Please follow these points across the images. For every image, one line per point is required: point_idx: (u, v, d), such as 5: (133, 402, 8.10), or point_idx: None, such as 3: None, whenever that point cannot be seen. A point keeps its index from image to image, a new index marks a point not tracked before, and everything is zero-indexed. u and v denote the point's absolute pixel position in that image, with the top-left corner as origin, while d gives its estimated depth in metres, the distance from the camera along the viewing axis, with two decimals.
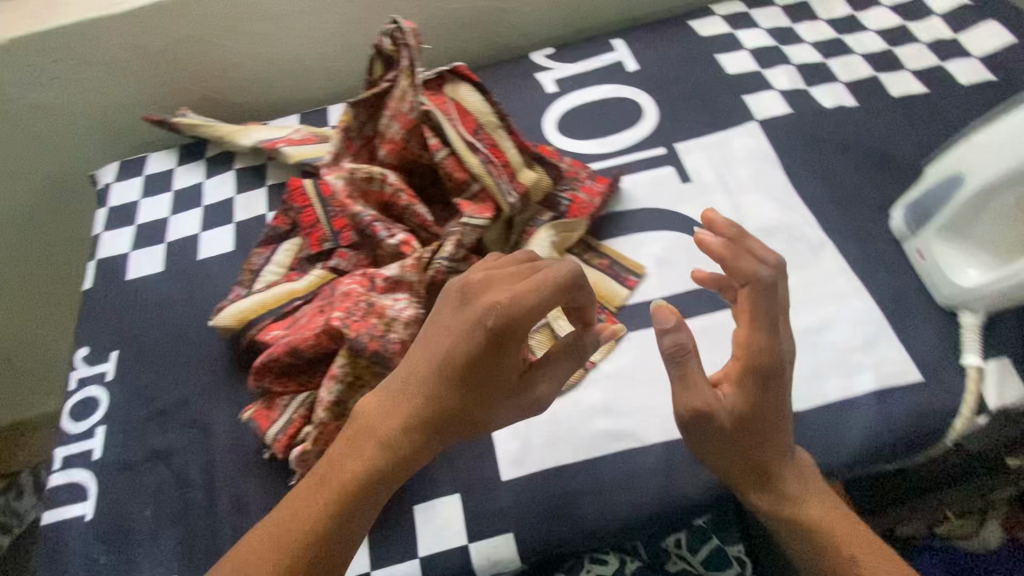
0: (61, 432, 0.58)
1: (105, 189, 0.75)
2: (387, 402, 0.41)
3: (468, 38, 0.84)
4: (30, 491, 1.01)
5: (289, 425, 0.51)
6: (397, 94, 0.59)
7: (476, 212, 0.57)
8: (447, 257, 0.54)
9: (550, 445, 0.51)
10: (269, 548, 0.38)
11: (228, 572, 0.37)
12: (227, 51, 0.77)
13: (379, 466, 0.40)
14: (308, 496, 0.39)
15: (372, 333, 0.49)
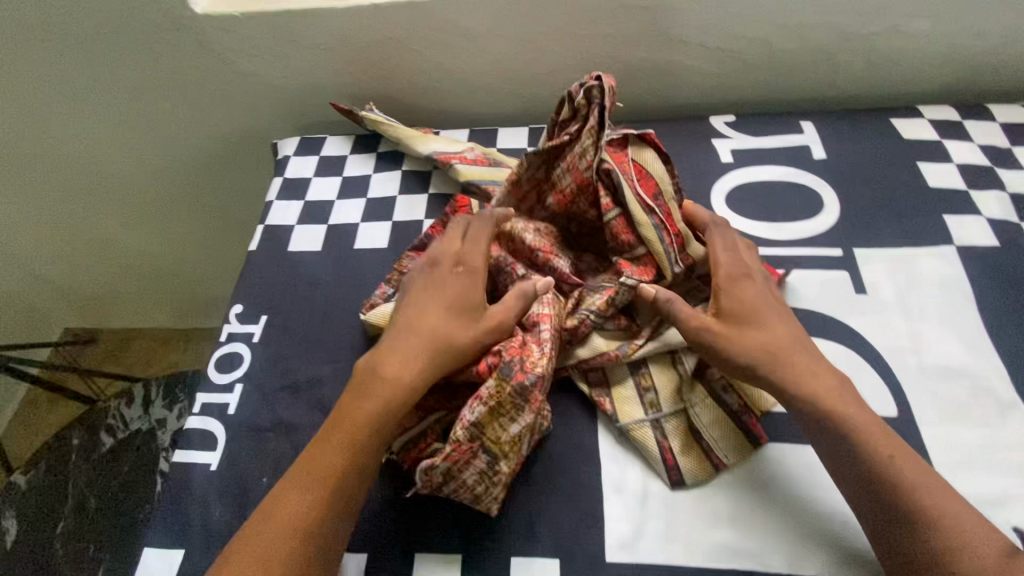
0: (206, 379, 0.62)
1: (283, 160, 0.81)
2: (378, 352, 0.54)
3: (646, 87, 0.83)
4: (138, 401, 1.11)
5: (419, 438, 0.53)
6: (580, 149, 0.58)
7: (636, 274, 0.56)
8: (597, 313, 0.55)
9: (664, 539, 0.49)
10: (299, 485, 0.47)
11: (271, 502, 0.47)
12: (421, 57, 0.81)
13: (384, 412, 0.50)
14: (325, 439, 0.50)
15: (521, 365, 0.51)
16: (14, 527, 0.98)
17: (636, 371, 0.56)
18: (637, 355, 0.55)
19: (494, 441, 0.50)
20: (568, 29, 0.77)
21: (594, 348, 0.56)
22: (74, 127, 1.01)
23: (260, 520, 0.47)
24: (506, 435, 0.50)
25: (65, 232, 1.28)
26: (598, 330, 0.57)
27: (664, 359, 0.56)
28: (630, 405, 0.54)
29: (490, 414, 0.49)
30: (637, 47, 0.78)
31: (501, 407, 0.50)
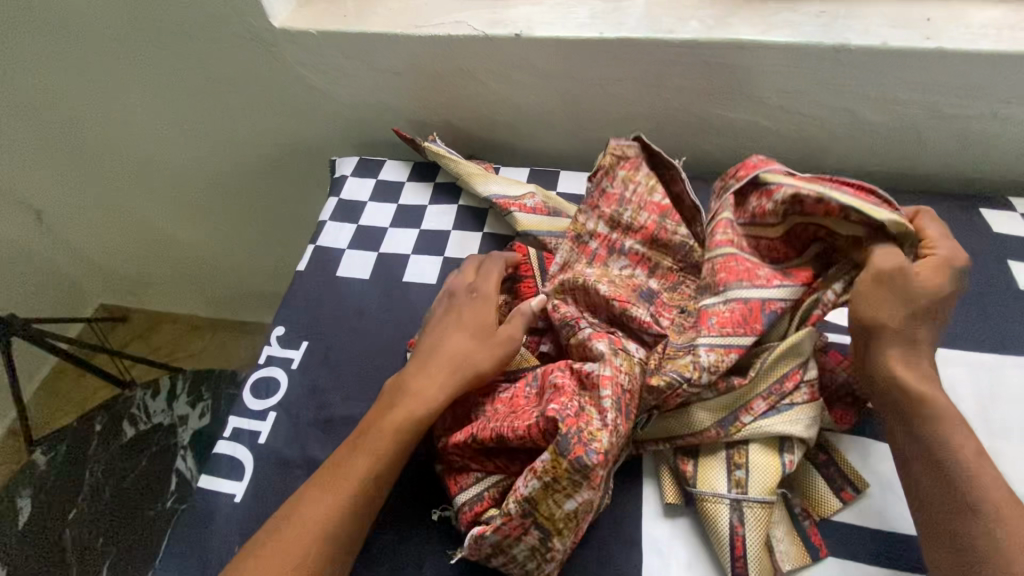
0: (241, 402, 0.61)
1: (340, 180, 0.80)
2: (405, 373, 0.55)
3: (716, 144, 0.80)
4: (164, 394, 1.11)
5: (477, 501, 0.51)
6: (627, 198, 0.61)
7: (727, 329, 0.49)
8: (683, 377, 0.49)
9: None
10: (324, 498, 0.48)
11: (297, 517, 0.47)
12: (489, 91, 0.79)
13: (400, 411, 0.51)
14: (355, 453, 0.50)
15: (580, 435, 0.46)
16: (29, 507, 0.98)
17: (730, 445, 0.51)
18: (741, 435, 0.49)
19: (549, 519, 0.47)
20: (645, 80, 0.74)
21: (692, 423, 0.51)
22: (138, 120, 1.03)
23: (285, 533, 0.46)
24: (560, 512, 0.46)
25: (114, 215, 1.30)
26: (697, 403, 0.51)
27: (764, 445, 0.50)
28: (713, 479, 0.50)
29: (544, 491, 0.46)
30: (713, 104, 0.75)
31: (558, 483, 0.46)
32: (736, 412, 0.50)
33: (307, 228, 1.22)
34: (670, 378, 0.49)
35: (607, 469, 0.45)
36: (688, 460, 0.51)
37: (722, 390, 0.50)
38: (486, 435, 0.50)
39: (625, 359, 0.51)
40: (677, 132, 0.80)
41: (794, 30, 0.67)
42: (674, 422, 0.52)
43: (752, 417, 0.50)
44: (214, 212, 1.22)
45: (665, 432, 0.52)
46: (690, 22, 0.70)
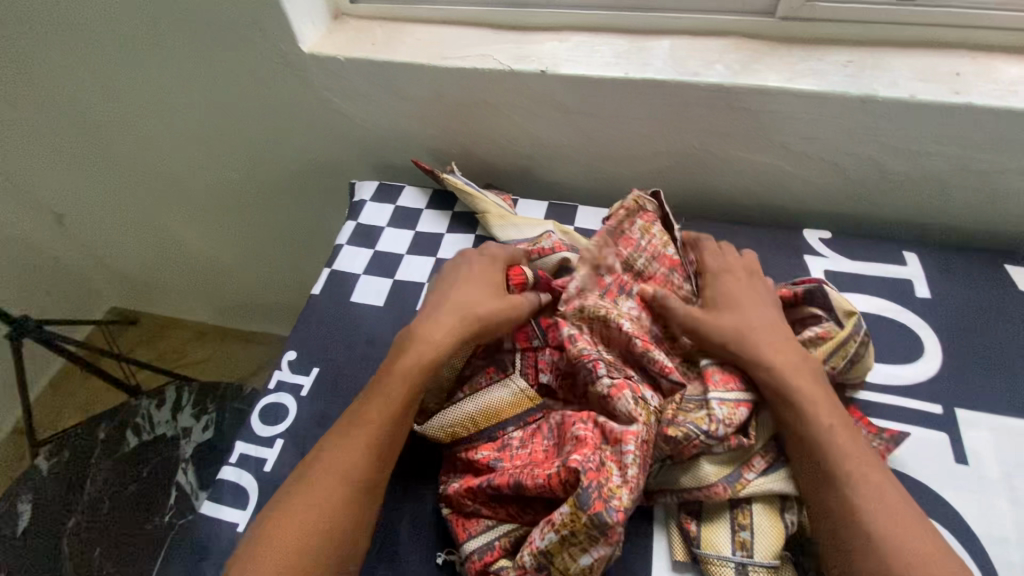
0: (248, 428, 0.61)
1: (359, 204, 0.80)
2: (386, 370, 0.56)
3: (736, 184, 0.80)
4: (169, 404, 1.09)
5: (487, 549, 0.50)
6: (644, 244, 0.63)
7: (723, 382, 0.52)
8: (703, 429, 0.49)
9: None
10: (310, 503, 0.48)
11: (279, 521, 0.48)
12: (511, 123, 0.80)
13: (383, 402, 0.53)
14: (344, 453, 0.51)
15: (602, 490, 0.45)
16: (27, 514, 0.97)
17: (734, 504, 0.50)
18: (745, 493, 0.49)
19: (566, 574, 0.46)
20: (668, 120, 0.74)
21: (698, 476, 0.50)
22: (164, 133, 1.05)
23: (274, 538, 0.47)
24: (575, 565, 0.46)
25: (132, 223, 1.32)
26: (706, 455, 0.50)
27: (767, 506, 0.50)
28: (715, 537, 0.49)
29: (560, 545, 0.46)
30: (735, 147, 0.75)
31: (576, 538, 0.45)
32: (739, 468, 0.50)
33: (322, 244, 1.22)
34: (688, 434, 0.49)
35: (627, 527, 0.45)
36: (691, 518, 0.50)
37: (732, 446, 0.49)
38: (503, 481, 0.51)
39: (647, 413, 0.50)
40: (697, 172, 0.80)
41: (820, 79, 0.67)
42: (683, 478, 0.50)
43: (754, 474, 0.50)
44: (231, 224, 1.23)
45: (671, 485, 0.51)
46: (715, 66, 0.70)
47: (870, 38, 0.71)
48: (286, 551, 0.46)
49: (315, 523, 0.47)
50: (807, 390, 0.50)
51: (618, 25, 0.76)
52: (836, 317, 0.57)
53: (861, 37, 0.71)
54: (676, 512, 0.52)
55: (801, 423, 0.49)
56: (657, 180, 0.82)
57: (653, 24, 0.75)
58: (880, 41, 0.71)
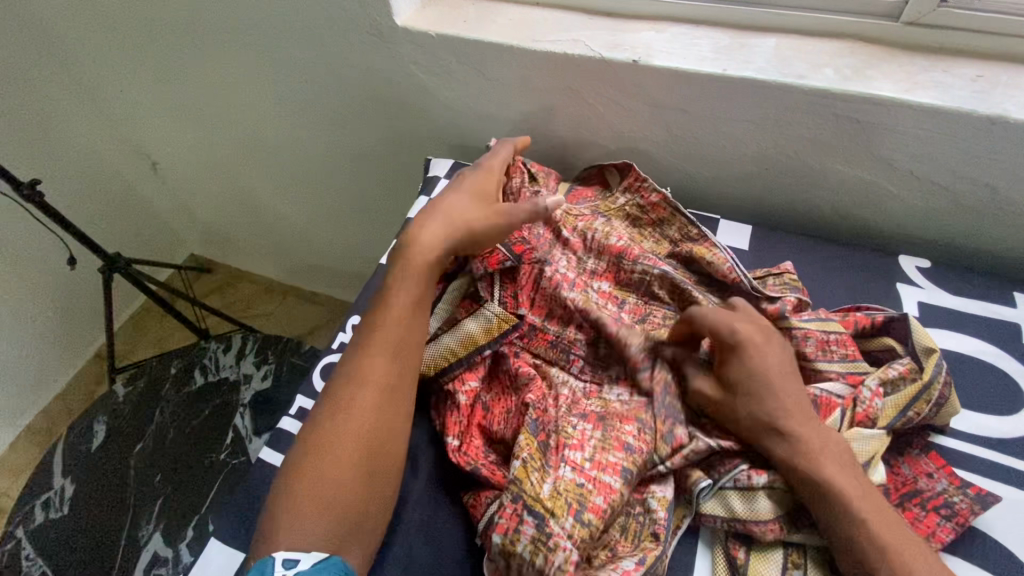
0: (311, 385, 0.65)
1: (432, 180, 0.82)
2: (403, 314, 0.57)
3: (826, 200, 0.75)
4: (233, 350, 1.15)
5: (489, 518, 0.51)
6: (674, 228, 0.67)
7: None
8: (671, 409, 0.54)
9: None
10: (336, 454, 0.50)
11: (310, 477, 0.49)
12: (594, 114, 0.78)
13: (386, 346, 0.55)
14: (369, 397, 0.52)
15: (572, 441, 0.52)
16: (102, 433, 1.06)
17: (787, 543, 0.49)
18: (801, 534, 0.48)
19: (537, 500, 0.48)
20: (761, 124, 0.70)
21: (763, 512, 0.48)
22: (255, 94, 1.10)
23: (304, 493, 0.48)
24: (543, 492, 0.49)
25: (218, 177, 1.40)
26: (768, 489, 0.49)
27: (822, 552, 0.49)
28: (760, 568, 0.48)
29: (526, 469, 0.50)
30: (832, 159, 0.70)
31: (536, 464, 0.51)
32: (801, 508, 0.49)
33: (389, 216, 1.25)
34: (610, 400, 0.56)
35: (609, 472, 0.50)
36: (739, 546, 0.49)
37: (788, 478, 0.49)
38: (500, 434, 0.56)
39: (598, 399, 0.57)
40: (787, 182, 0.75)
41: (942, 92, 0.62)
42: (740, 505, 0.49)
43: (815, 518, 0.49)
44: (308, 187, 1.28)
45: (726, 512, 0.49)
46: (824, 69, 0.66)
47: (1008, 52, 0.64)
48: (335, 478, 0.49)
49: (346, 476, 0.49)
50: (848, 486, 0.45)
51: (720, 19, 0.72)
52: (913, 350, 0.54)
53: (998, 51, 0.64)
54: (723, 537, 0.50)
55: (841, 519, 0.45)
56: (741, 186, 0.78)
57: (760, 19, 0.70)
58: (1021, 56, 0.64)
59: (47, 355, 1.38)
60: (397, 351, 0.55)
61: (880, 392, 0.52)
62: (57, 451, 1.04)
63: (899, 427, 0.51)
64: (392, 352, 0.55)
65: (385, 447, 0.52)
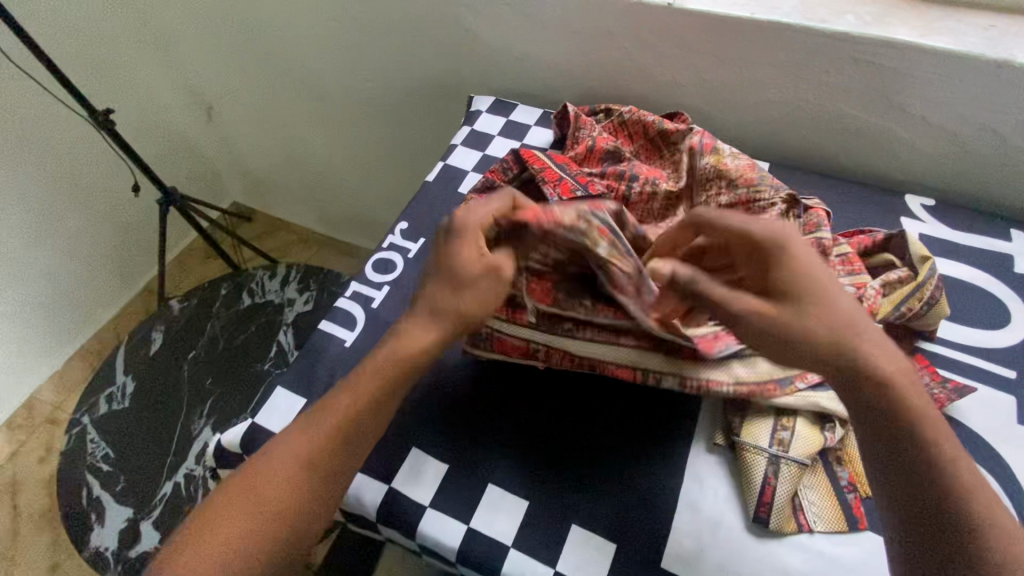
0: (363, 275, 0.72)
1: (475, 113, 0.89)
2: (361, 409, 0.50)
3: (842, 146, 0.80)
4: (278, 277, 1.24)
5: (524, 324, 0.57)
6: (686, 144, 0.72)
7: None
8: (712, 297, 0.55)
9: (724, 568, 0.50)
10: (253, 515, 0.47)
11: (223, 529, 0.47)
12: (628, 57, 0.84)
13: (338, 428, 0.50)
14: (303, 468, 0.49)
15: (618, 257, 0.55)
16: (159, 340, 1.16)
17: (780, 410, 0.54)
18: (794, 400, 0.53)
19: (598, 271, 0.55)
20: (785, 68, 0.76)
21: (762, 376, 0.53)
22: (311, 39, 1.18)
23: (212, 540, 0.47)
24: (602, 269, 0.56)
25: (268, 123, 1.49)
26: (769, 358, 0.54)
27: (812, 419, 0.54)
28: (755, 428, 0.54)
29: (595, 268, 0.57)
30: (849, 104, 0.76)
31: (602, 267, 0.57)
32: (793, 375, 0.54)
33: (427, 164, 1.33)
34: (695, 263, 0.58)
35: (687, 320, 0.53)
36: (736, 412, 0.55)
37: None
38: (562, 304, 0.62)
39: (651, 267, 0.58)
40: (806, 127, 0.81)
41: (954, 39, 0.67)
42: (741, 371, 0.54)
43: (805, 385, 0.54)
44: (352, 134, 1.37)
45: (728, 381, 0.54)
46: (845, 16, 0.71)
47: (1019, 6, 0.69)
48: (243, 538, 0.47)
49: (257, 537, 0.47)
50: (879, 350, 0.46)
51: None
52: (910, 262, 0.60)
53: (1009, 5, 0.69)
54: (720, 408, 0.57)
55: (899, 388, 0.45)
56: (763, 132, 0.84)
57: None
58: None
59: (105, 280, 1.49)
60: (345, 438, 0.50)
61: (880, 289, 0.58)
62: (119, 355, 1.15)
63: (888, 319, 0.57)
64: (337, 438, 0.50)
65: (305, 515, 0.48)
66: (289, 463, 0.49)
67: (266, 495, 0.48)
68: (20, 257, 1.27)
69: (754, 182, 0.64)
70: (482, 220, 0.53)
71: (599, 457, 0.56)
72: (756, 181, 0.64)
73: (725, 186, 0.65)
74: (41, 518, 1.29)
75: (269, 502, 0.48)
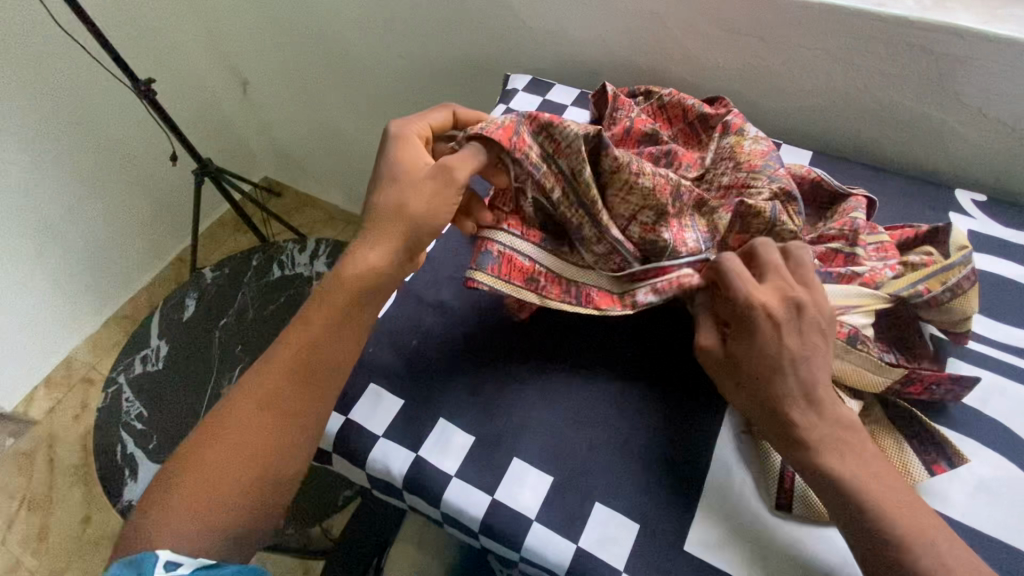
0: None
1: (512, 92, 0.88)
2: (311, 345, 0.53)
3: (890, 137, 0.78)
4: (308, 251, 1.26)
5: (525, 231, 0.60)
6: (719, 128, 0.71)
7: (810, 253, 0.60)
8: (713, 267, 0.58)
9: (745, 549, 0.50)
10: (219, 461, 0.49)
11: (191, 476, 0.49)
12: (671, 39, 0.82)
13: (287, 368, 0.52)
14: (260, 409, 0.51)
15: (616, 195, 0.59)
16: (192, 306, 1.20)
17: None
18: None
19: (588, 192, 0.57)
20: (835, 54, 0.73)
21: None
22: (349, 14, 1.18)
23: (184, 493, 0.48)
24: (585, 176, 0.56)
25: (301, 99, 1.50)
26: None
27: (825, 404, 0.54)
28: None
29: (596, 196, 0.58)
30: (902, 92, 0.73)
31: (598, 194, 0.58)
32: None
33: None
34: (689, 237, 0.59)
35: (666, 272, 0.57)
36: None
37: None
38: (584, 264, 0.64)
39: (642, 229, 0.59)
40: (853, 116, 0.78)
41: (1021, 26, 0.64)
42: None
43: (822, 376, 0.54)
44: (384, 112, 1.37)
45: None
46: (905, 1, 0.68)
47: None
48: (214, 483, 0.49)
49: (227, 477, 0.49)
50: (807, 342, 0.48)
51: None
52: (949, 253, 0.59)
53: None
54: None
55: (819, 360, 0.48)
56: (807, 120, 0.82)
57: None
58: None
59: (141, 248, 1.53)
60: (299, 374, 0.52)
61: (897, 271, 0.59)
62: (154, 319, 1.18)
63: (907, 297, 0.56)
64: (293, 375, 0.52)
65: (270, 455, 0.50)
66: (257, 400, 0.51)
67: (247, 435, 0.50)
68: (61, 221, 1.31)
69: (756, 167, 0.64)
70: (420, 128, 0.60)
71: (625, 437, 0.56)
72: (757, 166, 0.64)
73: (730, 169, 0.66)
74: (75, 472, 1.35)
75: (245, 442, 0.50)
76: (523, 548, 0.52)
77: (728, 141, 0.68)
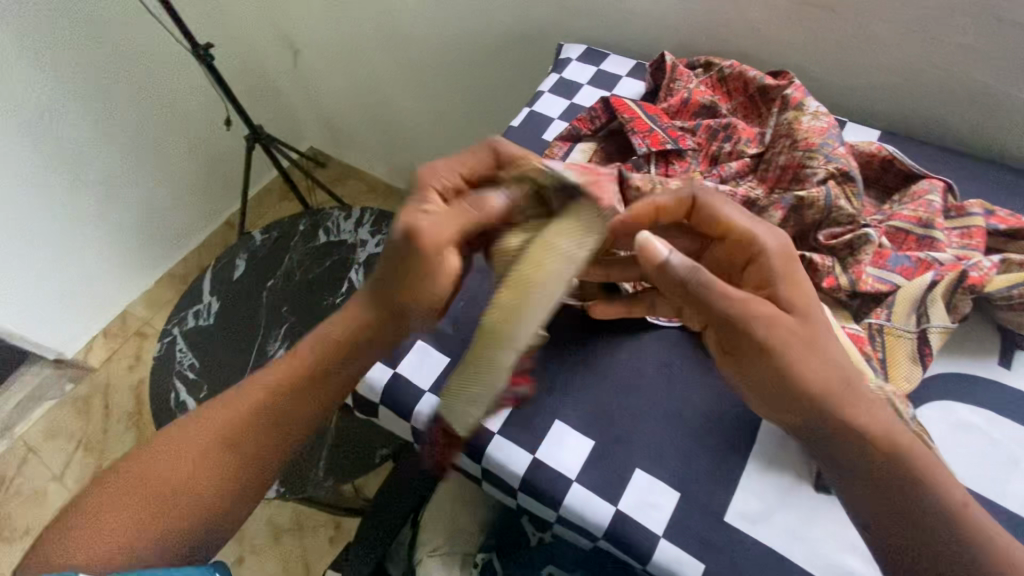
0: None
1: (565, 60, 0.87)
2: (242, 406, 0.56)
3: (965, 119, 0.74)
4: (352, 218, 1.28)
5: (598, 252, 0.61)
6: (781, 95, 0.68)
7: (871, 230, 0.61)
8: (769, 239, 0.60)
9: (779, 520, 0.51)
10: (125, 492, 0.53)
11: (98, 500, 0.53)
12: (736, 8, 0.79)
13: (220, 421, 0.56)
14: (178, 456, 0.55)
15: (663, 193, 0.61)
16: (242, 266, 1.24)
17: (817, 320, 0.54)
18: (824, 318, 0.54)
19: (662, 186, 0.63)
20: (914, 27, 0.69)
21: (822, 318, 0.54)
22: None
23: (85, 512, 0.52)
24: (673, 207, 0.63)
25: (349, 68, 1.52)
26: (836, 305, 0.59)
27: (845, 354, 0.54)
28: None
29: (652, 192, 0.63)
30: (984, 70, 0.69)
31: None
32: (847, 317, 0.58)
33: (504, 118, 1.33)
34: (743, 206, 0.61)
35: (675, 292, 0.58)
36: None
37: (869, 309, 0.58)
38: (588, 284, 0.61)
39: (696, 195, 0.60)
40: (925, 95, 0.75)
41: None
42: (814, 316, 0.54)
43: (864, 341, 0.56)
44: (432, 83, 1.37)
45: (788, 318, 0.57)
46: None
47: None
48: (111, 514, 0.52)
49: (122, 514, 0.52)
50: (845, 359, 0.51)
51: None
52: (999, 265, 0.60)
53: None
54: None
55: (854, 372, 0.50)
56: (875, 98, 0.78)
57: None
58: None
59: (192, 209, 1.59)
60: (226, 433, 0.55)
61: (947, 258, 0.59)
62: (206, 276, 1.24)
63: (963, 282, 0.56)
64: (219, 428, 0.55)
65: (166, 500, 0.53)
66: (199, 435, 0.55)
67: (176, 477, 0.54)
68: (120, 180, 1.37)
69: (813, 147, 0.62)
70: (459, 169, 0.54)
71: (668, 406, 0.56)
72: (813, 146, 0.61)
73: (785, 146, 0.64)
74: (129, 417, 1.43)
75: (151, 482, 0.54)
76: (562, 507, 0.53)
77: (788, 112, 0.66)
